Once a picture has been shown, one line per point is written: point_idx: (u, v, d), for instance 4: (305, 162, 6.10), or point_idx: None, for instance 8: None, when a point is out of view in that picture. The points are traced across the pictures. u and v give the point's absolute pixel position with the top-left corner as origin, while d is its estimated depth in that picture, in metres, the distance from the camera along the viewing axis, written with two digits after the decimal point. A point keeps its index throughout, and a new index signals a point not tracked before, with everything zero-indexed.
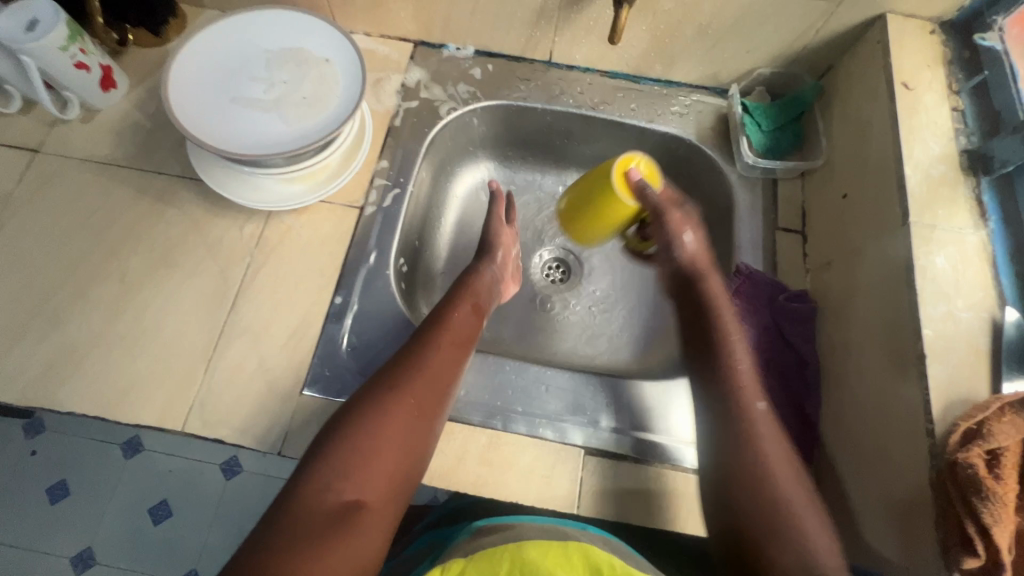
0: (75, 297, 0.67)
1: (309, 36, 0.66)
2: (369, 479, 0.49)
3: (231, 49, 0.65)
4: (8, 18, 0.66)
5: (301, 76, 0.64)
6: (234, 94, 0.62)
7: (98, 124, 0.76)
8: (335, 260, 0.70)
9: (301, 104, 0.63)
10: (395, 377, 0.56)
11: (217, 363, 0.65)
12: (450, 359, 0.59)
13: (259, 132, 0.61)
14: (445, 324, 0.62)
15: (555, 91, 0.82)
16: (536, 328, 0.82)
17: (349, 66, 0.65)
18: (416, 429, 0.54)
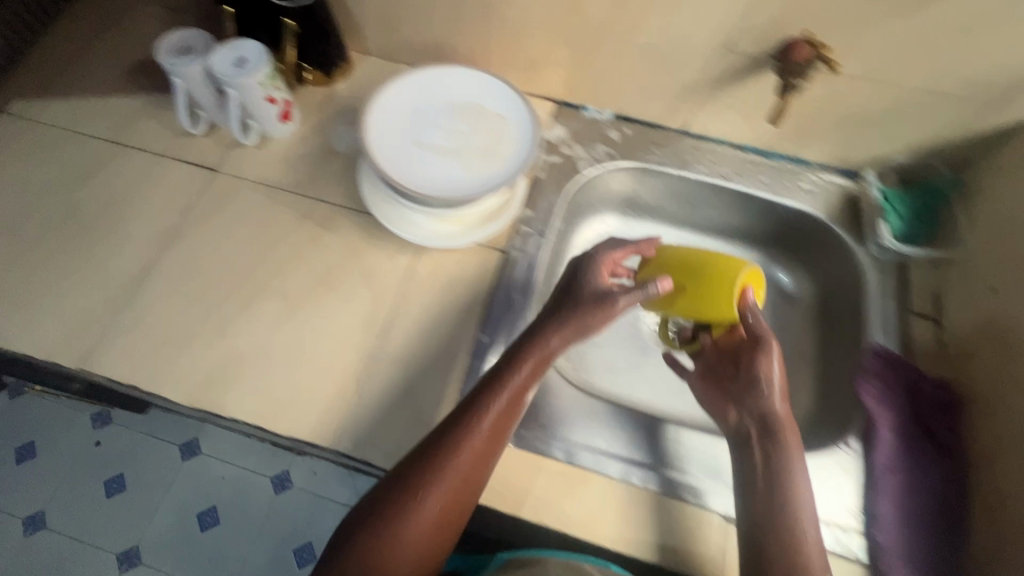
0: (242, 309, 0.71)
1: (484, 93, 0.72)
2: (401, 557, 0.51)
3: (416, 99, 0.71)
4: (222, 55, 0.74)
5: (478, 129, 0.70)
6: (422, 143, 0.68)
7: (270, 151, 0.83)
8: (479, 298, 0.74)
9: (478, 155, 0.68)
10: (438, 454, 0.54)
11: (366, 387, 0.68)
12: (495, 433, 0.56)
13: (442, 180, 0.67)
14: (499, 388, 0.57)
15: (688, 159, 0.86)
16: (648, 383, 0.84)
17: (522, 124, 0.70)
18: (452, 509, 0.54)
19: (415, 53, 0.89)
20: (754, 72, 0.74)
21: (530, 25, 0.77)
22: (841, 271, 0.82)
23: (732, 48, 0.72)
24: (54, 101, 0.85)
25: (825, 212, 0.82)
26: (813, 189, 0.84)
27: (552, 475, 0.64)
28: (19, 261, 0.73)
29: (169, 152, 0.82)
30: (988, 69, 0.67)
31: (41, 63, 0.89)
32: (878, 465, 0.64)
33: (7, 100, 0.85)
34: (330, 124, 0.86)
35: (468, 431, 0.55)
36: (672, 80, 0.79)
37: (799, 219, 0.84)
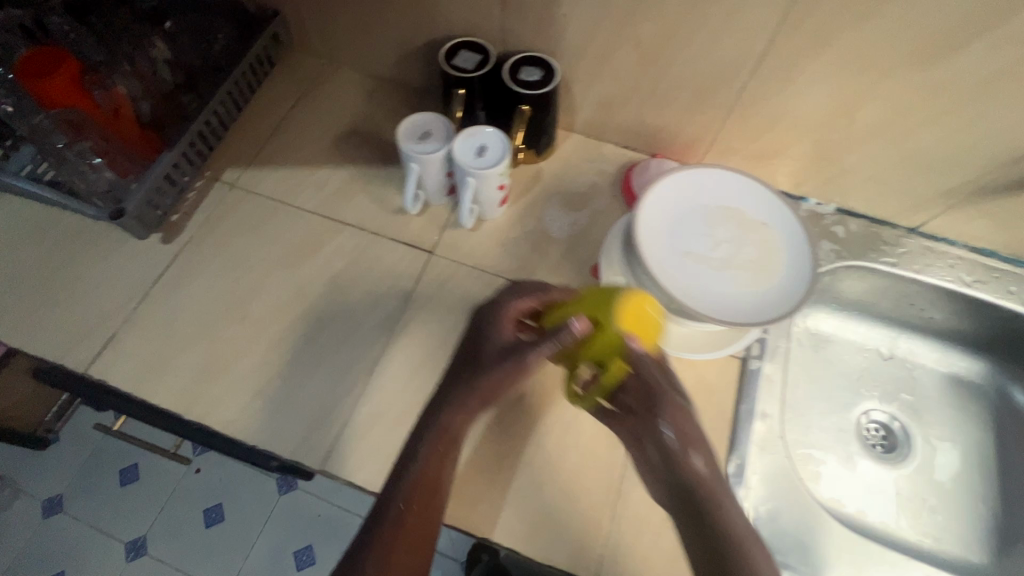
0: (480, 409, 0.67)
1: (744, 197, 0.68)
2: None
3: (676, 204, 0.67)
4: (464, 142, 0.72)
5: (744, 238, 0.66)
6: (690, 254, 0.65)
7: (485, 233, 0.81)
8: (725, 412, 0.69)
9: (751, 268, 0.64)
10: (409, 506, 0.54)
11: (622, 510, 0.62)
12: (427, 488, 0.55)
13: (718, 297, 0.63)
14: (449, 442, 0.57)
15: (925, 262, 0.80)
16: (869, 502, 0.81)
17: (791, 235, 0.66)
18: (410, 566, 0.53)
19: (626, 134, 0.86)
20: None
21: (779, 121, 0.73)
22: None
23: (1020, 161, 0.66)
24: (266, 172, 0.85)
25: None
26: None
27: None
28: (250, 347, 0.72)
29: (383, 230, 0.80)
30: None
31: (250, 131, 0.89)
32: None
33: (222, 169, 0.85)
34: (542, 206, 0.83)
35: (432, 482, 0.55)
36: (928, 184, 0.74)
37: None
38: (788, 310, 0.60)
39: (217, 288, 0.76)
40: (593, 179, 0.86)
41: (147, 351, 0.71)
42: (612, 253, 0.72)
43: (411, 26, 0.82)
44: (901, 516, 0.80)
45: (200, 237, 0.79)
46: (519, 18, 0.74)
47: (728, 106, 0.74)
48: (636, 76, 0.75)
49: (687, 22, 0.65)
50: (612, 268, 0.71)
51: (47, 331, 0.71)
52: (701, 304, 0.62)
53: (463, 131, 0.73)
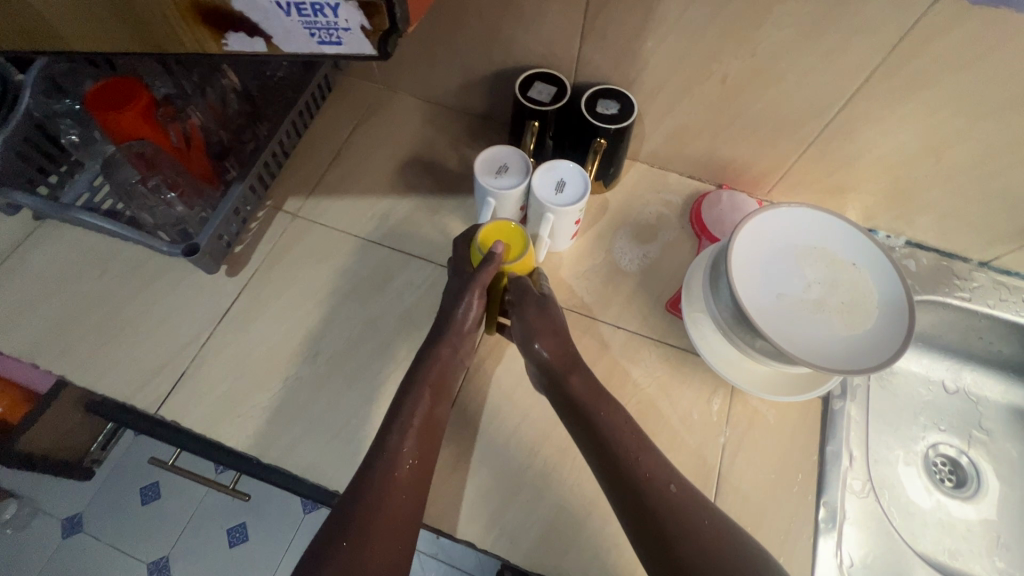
0: (565, 451, 0.68)
1: (832, 237, 0.68)
2: (375, 541, 0.52)
3: (766, 242, 0.68)
4: (542, 179, 0.71)
5: (834, 279, 0.67)
6: (778, 296, 0.66)
7: (555, 266, 0.80)
8: (809, 454, 0.68)
9: (843, 309, 0.65)
10: (404, 430, 0.59)
11: None
12: (428, 426, 0.61)
13: (805, 340, 0.64)
14: (446, 377, 0.65)
15: (1000, 297, 0.80)
16: (947, 544, 0.79)
17: (884, 275, 0.65)
18: (412, 500, 0.56)
19: (694, 164, 0.85)
20: None
21: (857, 159, 0.73)
22: None
23: None
24: (328, 200, 0.84)
25: None
26: None
27: None
28: (324, 383, 0.71)
29: None
30: None
31: (310, 158, 0.87)
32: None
33: (285, 198, 0.84)
34: (610, 237, 0.82)
35: (427, 418, 0.62)
36: (1006, 222, 0.74)
37: None
38: (892, 349, 0.60)
39: (287, 322, 0.75)
40: (661, 209, 0.85)
41: (221, 388, 0.70)
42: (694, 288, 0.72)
43: (480, 56, 0.81)
44: (978, 558, 0.78)
45: (267, 269, 0.78)
46: (599, 51, 0.73)
47: (809, 141, 0.73)
48: (715, 109, 0.74)
49: (779, 60, 0.65)
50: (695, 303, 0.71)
51: (121, 369, 0.71)
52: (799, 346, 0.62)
53: (541, 167, 0.72)
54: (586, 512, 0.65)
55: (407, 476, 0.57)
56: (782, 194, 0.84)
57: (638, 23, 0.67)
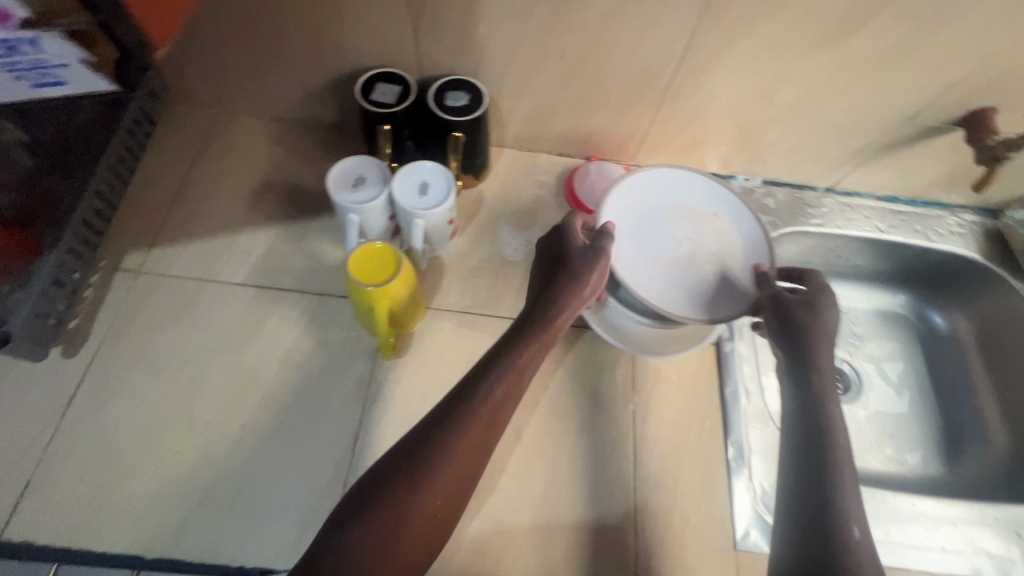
0: None
1: (693, 192, 0.72)
2: (430, 498, 0.49)
3: (628, 210, 0.70)
4: (403, 185, 0.68)
5: (700, 231, 0.70)
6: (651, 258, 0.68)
7: (441, 270, 0.77)
8: (712, 399, 0.71)
9: (710, 260, 0.69)
10: (499, 384, 0.54)
11: (644, 521, 0.64)
12: (498, 396, 0.54)
13: (682, 295, 0.67)
14: (545, 336, 0.59)
15: (845, 217, 0.88)
16: (846, 446, 0.86)
17: (741, 224, 0.70)
18: (477, 459, 0.52)
19: (559, 141, 0.85)
20: (929, 137, 0.76)
21: (702, 113, 0.76)
22: (1001, 308, 0.86)
23: (913, 118, 0.73)
24: (176, 248, 0.75)
25: (978, 252, 0.87)
26: (962, 230, 0.88)
27: None
28: (207, 451, 0.63)
29: (331, 287, 0.74)
30: None
31: (146, 205, 0.77)
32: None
33: (121, 255, 0.73)
34: (492, 230, 0.81)
35: (521, 365, 0.56)
36: (836, 149, 0.80)
37: (950, 262, 0.89)
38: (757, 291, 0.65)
39: (152, 395, 0.66)
40: (537, 192, 0.84)
41: (83, 488, 0.61)
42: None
43: (314, 64, 0.75)
44: (873, 451, 0.85)
45: (114, 340, 0.68)
46: (435, 42, 0.70)
47: (657, 103, 0.75)
48: (564, 85, 0.74)
49: (611, 29, 0.65)
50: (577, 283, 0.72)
51: None
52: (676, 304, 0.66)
53: (399, 172, 0.69)
54: (516, 514, 0.63)
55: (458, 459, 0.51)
56: (646, 157, 0.86)
57: (465, 8, 0.64)
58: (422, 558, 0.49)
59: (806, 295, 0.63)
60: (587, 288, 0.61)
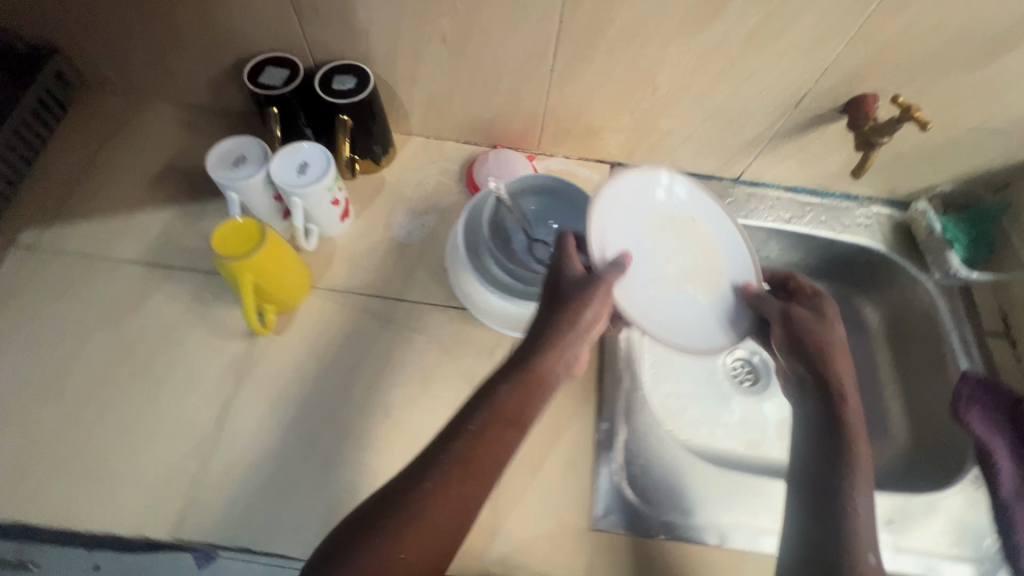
0: (346, 435, 0.66)
1: (662, 195, 0.70)
2: (399, 554, 0.48)
3: (617, 225, 0.64)
4: (281, 164, 0.69)
5: (683, 241, 0.70)
6: (650, 281, 0.66)
7: (332, 252, 0.78)
8: (589, 382, 0.71)
9: (700, 274, 0.69)
10: (481, 435, 0.51)
11: (501, 500, 0.63)
12: (489, 441, 0.52)
13: (692, 320, 0.67)
14: (541, 381, 0.54)
15: (749, 207, 0.88)
16: (748, 437, 0.86)
17: (722, 232, 0.71)
18: (458, 509, 0.50)
19: (462, 128, 0.86)
20: (819, 124, 0.76)
21: (591, 99, 0.77)
22: (904, 300, 0.87)
23: (797, 105, 0.73)
24: (72, 227, 0.76)
25: (884, 244, 0.86)
26: (869, 222, 0.88)
27: (715, 563, 0.62)
28: (75, 421, 0.64)
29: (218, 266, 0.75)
30: None
31: (48, 185, 0.79)
32: (1004, 496, 0.66)
33: (17, 232, 0.76)
34: (388, 214, 0.82)
35: (509, 412, 0.53)
36: (732, 137, 0.81)
37: (858, 254, 0.88)
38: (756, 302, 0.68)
39: (27, 366, 0.67)
40: (438, 178, 0.85)
41: None
42: (467, 264, 0.70)
43: (211, 49, 0.76)
44: (773, 443, 0.85)
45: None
46: (319, 26, 0.71)
47: (546, 88, 0.76)
48: (452, 70, 0.75)
49: (481, 12, 0.66)
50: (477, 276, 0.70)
51: None
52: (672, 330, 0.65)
53: (280, 152, 0.70)
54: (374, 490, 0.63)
55: (460, 462, 0.51)
56: (550, 145, 0.87)
57: None
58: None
59: (816, 312, 0.67)
60: (588, 311, 0.57)
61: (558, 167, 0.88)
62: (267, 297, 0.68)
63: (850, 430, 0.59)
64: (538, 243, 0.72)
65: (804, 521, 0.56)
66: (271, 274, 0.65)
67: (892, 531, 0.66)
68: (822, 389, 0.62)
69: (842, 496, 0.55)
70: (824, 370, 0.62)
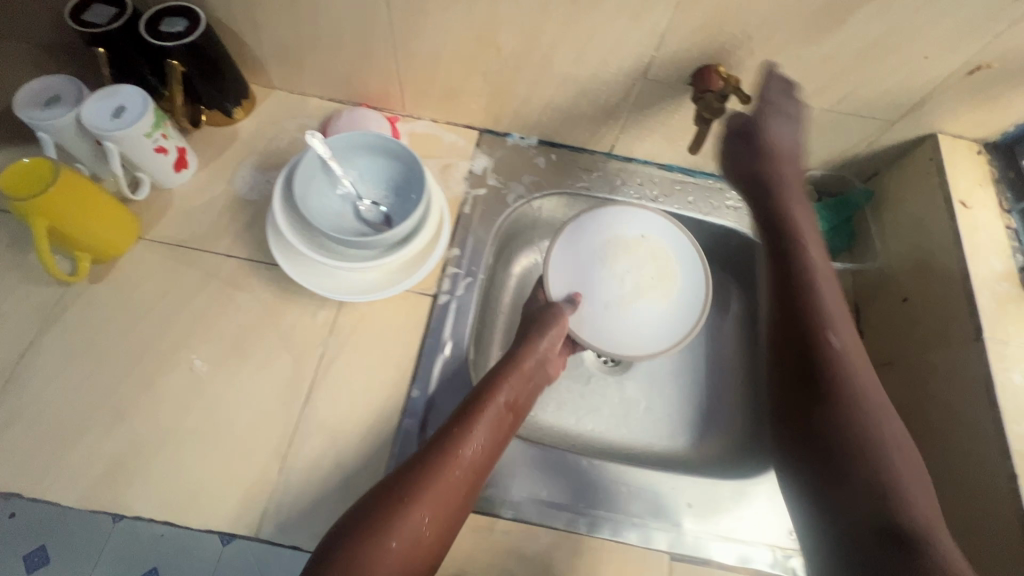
0: (143, 388, 0.65)
1: (620, 222, 0.81)
2: (414, 524, 0.53)
3: (569, 270, 0.79)
4: (97, 105, 0.66)
5: (635, 258, 0.80)
6: (609, 302, 0.79)
7: (167, 204, 0.76)
8: (409, 349, 0.70)
9: (653, 281, 0.80)
10: (465, 427, 0.61)
11: (293, 460, 0.63)
12: (455, 442, 0.59)
13: (638, 329, 0.78)
14: (519, 384, 0.67)
15: (617, 182, 0.86)
16: (599, 417, 0.83)
17: (666, 232, 0.80)
18: (461, 488, 0.58)
19: (322, 84, 0.83)
20: (673, 97, 0.73)
21: (438, 57, 0.74)
22: None
23: (646, 75, 0.70)
24: None
25: (750, 228, 0.84)
26: (739, 206, 0.85)
27: (497, 537, 0.61)
28: None
29: None
30: (899, 89, 0.66)
31: None
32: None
33: None
34: (234, 168, 0.79)
35: (499, 406, 0.64)
36: (591, 106, 0.77)
37: (726, 237, 0.86)
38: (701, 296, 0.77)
39: None
40: (294, 134, 0.83)
41: None
42: (300, 247, 0.66)
43: None
44: (624, 424, 0.83)
45: None
46: None
47: (391, 42, 0.73)
48: (289, 18, 0.72)
49: None
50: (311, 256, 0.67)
51: None
52: (658, 334, 0.78)
53: (98, 93, 0.67)
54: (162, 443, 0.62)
55: (468, 463, 0.59)
56: (413, 106, 0.84)
57: None
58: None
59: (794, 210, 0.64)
60: (544, 336, 0.70)
61: (424, 130, 0.86)
62: (85, 245, 0.67)
63: (855, 398, 0.54)
64: (367, 208, 0.71)
65: (832, 529, 0.51)
66: (84, 214, 0.64)
67: (690, 514, 0.65)
68: (794, 377, 0.58)
69: (853, 483, 0.51)
70: (814, 336, 0.57)
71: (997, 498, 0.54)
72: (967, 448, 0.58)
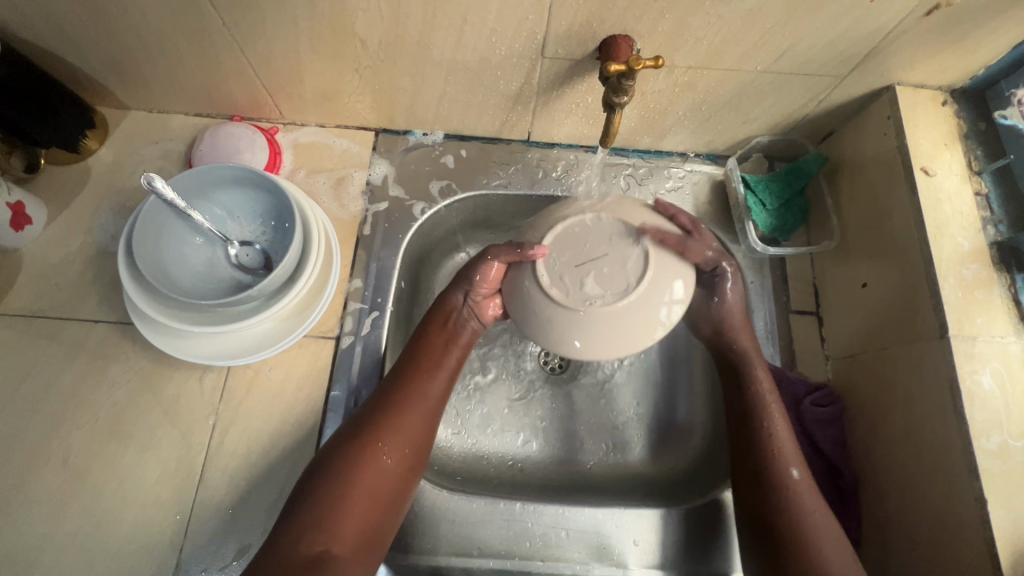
0: (11, 493, 0.57)
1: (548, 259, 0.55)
2: (378, 456, 0.52)
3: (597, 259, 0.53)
4: None
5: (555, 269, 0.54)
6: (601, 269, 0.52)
7: (16, 267, 0.65)
8: (312, 405, 0.62)
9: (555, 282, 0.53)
10: (417, 363, 0.58)
11: (191, 549, 0.57)
12: (404, 379, 0.56)
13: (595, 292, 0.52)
14: (456, 316, 0.61)
15: (538, 174, 0.74)
16: (550, 435, 0.73)
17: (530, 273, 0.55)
18: (424, 423, 0.55)
19: (181, 99, 0.71)
20: (581, 76, 0.61)
21: (301, 56, 0.61)
22: None
23: (544, 54, 0.58)
24: None
25: (694, 210, 0.73)
26: (680, 185, 0.74)
27: None
28: None
29: None
30: (847, 41, 0.55)
31: None
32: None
33: None
34: (91, 214, 0.69)
35: (443, 345, 0.60)
36: (492, 94, 0.66)
37: None
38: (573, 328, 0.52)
39: None
40: (159, 163, 0.72)
41: None
42: (156, 316, 0.55)
43: None
44: (579, 439, 0.72)
45: None
46: None
47: (236, 45, 0.60)
48: (105, 31, 0.58)
49: None
50: (179, 326, 0.56)
51: None
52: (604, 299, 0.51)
53: None
54: (44, 549, 0.56)
55: (418, 400, 0.56)
56: (290, 111, 0.72)
57: None
58: (372, 540, 0.51)
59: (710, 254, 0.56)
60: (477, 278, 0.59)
61: (310, 138, 0.74)
62: None
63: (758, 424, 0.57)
64: (240, 252, 0.61)
65: None
66: None
67: (636, 552, 0.60)
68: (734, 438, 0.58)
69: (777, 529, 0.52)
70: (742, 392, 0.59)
71: (963, 524, 0.49)
72: (930, 460, 0.53)
